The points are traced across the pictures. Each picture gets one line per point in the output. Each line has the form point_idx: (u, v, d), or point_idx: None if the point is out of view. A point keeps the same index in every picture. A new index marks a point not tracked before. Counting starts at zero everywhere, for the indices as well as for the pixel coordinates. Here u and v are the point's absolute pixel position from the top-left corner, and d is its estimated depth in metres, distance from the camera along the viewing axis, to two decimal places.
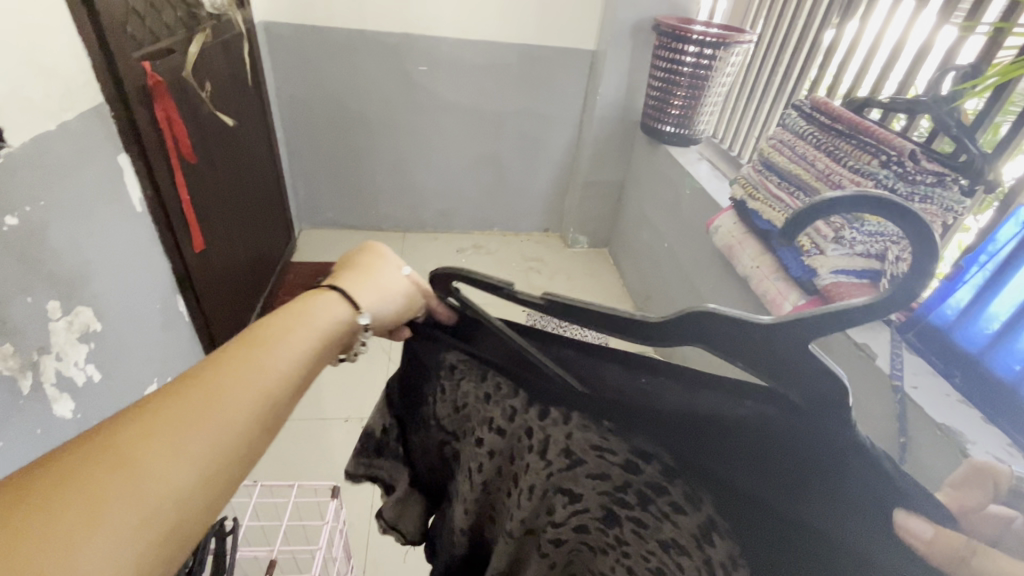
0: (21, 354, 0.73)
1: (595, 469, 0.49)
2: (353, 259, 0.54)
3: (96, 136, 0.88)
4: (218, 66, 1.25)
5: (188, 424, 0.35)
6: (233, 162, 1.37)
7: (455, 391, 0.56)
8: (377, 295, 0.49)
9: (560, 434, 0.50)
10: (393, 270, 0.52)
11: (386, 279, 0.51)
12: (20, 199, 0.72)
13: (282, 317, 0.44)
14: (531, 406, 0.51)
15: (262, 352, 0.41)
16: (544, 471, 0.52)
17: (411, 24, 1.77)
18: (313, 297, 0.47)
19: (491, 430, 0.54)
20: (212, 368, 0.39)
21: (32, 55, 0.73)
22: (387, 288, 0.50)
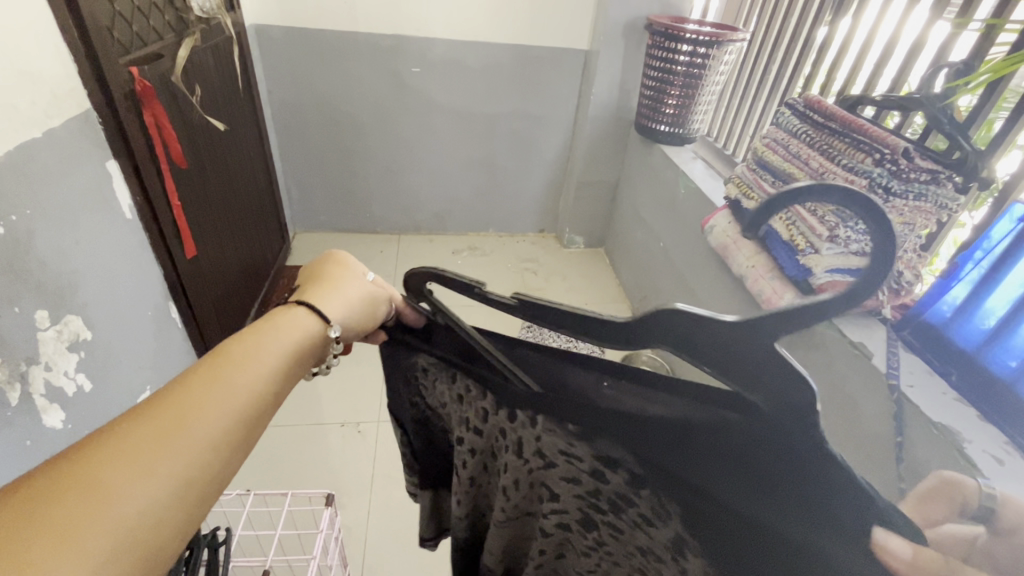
0: (10, 365, 0.72)
1: (567, 474, 0.49)
2: (320, 270, 0.54)
3: (83, 142, 0.87)
4: (208, 70, 1.24)
5: (160, 443, 0.34)
6: (225, 166, 1.36)
7: (436, 390, 0.57)
8: (345, 305, 0.50)
9: (529, 435, 0.49)
10: (357, 282, 0.52)
11: (351, 290, 0.51)
12: (5, 208, 0.71)
13: (255, 334, 0.44)
14: (500, 408, 0.50)
15: (235, 369, 0.40)
16: (520, 472, 0.52)
17: (403, 26, 1.76)
18: (283, 313, 0.47)
19: (470, 429, 0.54)
20: (183, 386, 0.38)
21: (16, 63, 0.72)
22: (353, 299, 0.50)
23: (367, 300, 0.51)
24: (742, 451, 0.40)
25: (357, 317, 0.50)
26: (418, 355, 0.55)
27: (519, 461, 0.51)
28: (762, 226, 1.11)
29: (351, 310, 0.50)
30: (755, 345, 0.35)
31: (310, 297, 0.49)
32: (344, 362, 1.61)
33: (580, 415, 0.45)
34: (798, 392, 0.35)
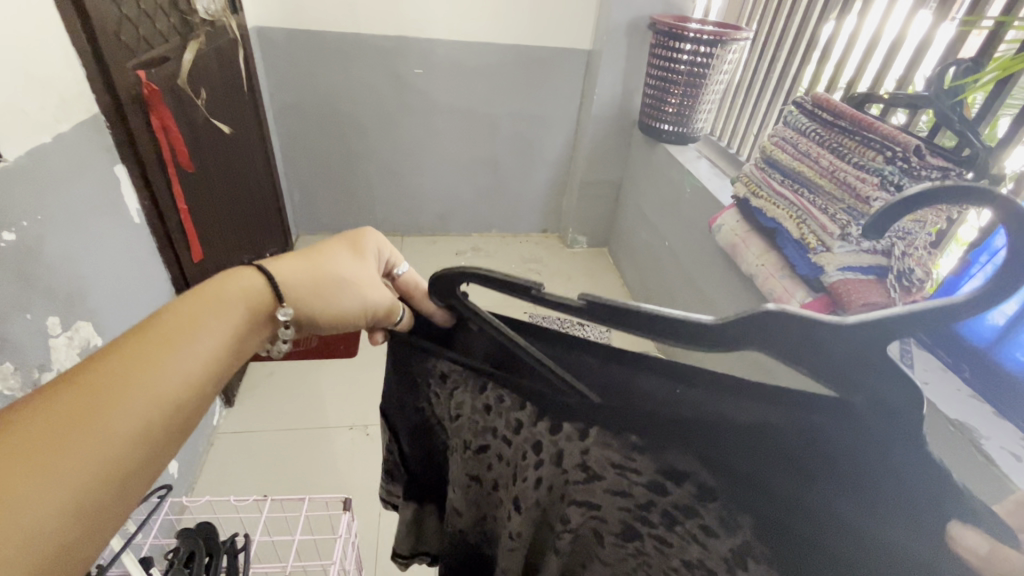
0: (23, 372, 0.72)
1: (608, 484, 0.50)
2: (320, 244, 0.51)
3: (92, 147, 0.86)
4: (213, 72, 1.23)
5: (77, 427, 0.34)
6: (230, 169, 1.35)
7: (455, 402, 0.55)
8: (315, 283, 0.48)
9: (573, 448, 0.50)
10: (353, 266, 0.50)
11: (341, 269, 0.49)
12: (17, 214, 0.70)
13: (188, 306, 0.42)
14: (540, 420, 0.50)
15: (166, 345, 0.39)
16: (558, 483, 0.53)
17: (405, 28, 1.76)
18: (233, 278, 0.45)
19: (496, 440, 0.54)
20: (102, 364, 0.37)
21: (26, 67, 0.72)
22: (339, 280, 0.49)
23: (351, 290, 0.49)
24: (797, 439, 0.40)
25: (330, 303, 0.48)
26: (438, 366, 0.53)
27: (557, 473, 0.52)
28: (772, 224, 1.11)
29: (327, 292, 0.48)
30: (829, 348, 0.36)
31: (287, 266, 0.47)
32: (351, 365, 1.60)
33: (638, 427, 0.45)
34: (865, 380, 0.36)
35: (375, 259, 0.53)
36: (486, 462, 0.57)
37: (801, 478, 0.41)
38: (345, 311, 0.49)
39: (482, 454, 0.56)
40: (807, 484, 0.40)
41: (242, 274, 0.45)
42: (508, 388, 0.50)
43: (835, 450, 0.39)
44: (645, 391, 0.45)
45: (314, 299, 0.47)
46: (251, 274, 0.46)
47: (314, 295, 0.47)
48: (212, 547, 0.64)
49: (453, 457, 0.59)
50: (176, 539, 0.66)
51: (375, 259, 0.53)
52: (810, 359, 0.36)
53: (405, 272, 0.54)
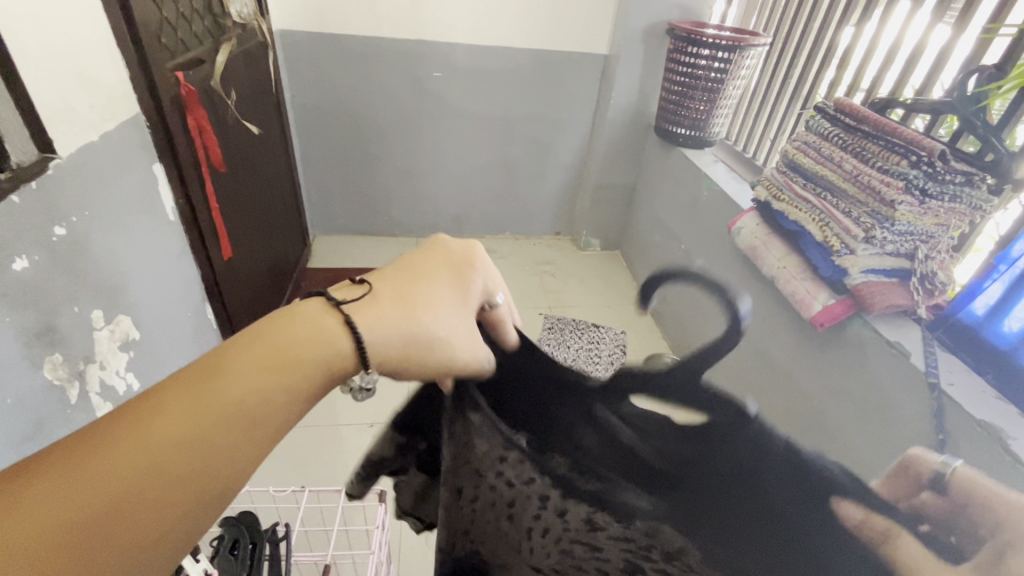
0: (70, 363, 0.74)
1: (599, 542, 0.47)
2: (421, 269, 0.43)
3: (133, 146, 0.88)
4: (243, 74, 1.25)
5: (100, 516, 0.27)
6: (256, 169, 1.38)
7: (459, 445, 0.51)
8: (406, 347, 0.39)
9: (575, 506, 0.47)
10: (453, 312, 0.42)
11: (439, 321, 0.41)
12: (67, 210, 0.73)
13: (254, 360, 0.33)
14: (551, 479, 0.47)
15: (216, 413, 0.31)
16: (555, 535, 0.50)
17: (425, 32, 1.79)
18: (315, 318, 0.37)
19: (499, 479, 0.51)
20: (144, 427, 0.30)
21: (76, 67, 0.74)
22: (430, 340, 0.41)
23: (445, 341, 0.41)
24: (743, 473, 0.39)
25: (419, 362, 0.41)
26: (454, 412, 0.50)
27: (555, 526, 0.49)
28: (795, 227, 1.12)
29: (415, 352, 0.40)
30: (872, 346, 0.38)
31: (377, 314, 0.38)
32: None
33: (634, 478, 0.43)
34: None
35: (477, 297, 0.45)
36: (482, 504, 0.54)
37: (763, 530, 0.39)
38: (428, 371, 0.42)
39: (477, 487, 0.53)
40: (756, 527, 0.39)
41: (318, 315, 0.37)
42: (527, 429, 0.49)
43: (788, 494, 0.37)
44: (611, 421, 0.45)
45: (400, 361, 0.39)
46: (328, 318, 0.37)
47: (401, 354, 0.39)
48: (254, 536, 0.66)
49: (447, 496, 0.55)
50: (219, 526, 0.68)
51: (477, 297, 0.45)
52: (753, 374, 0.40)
53: (499, 304, 0.48)
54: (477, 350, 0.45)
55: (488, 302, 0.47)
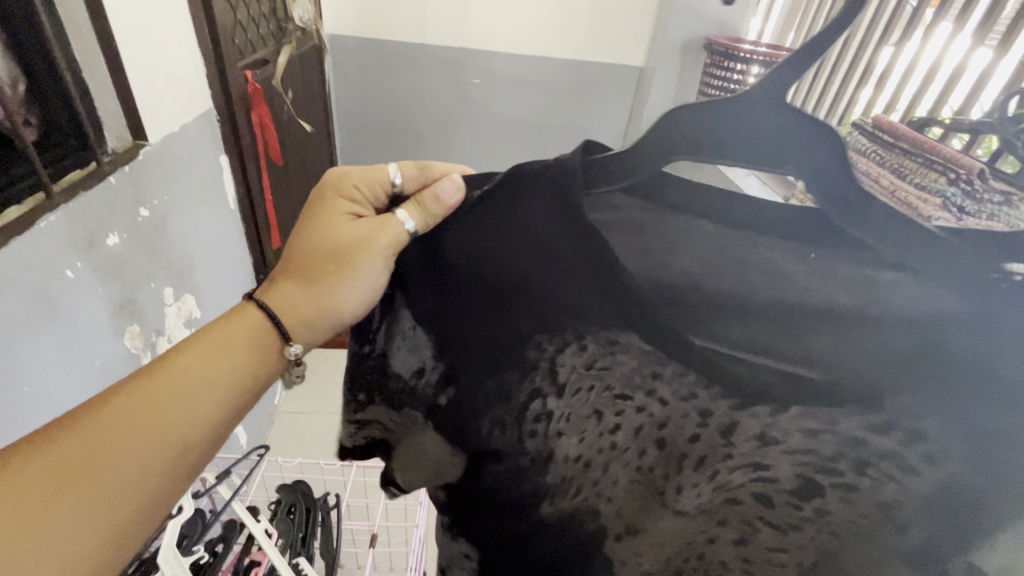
0: (145, 335, 0.80)
1: (726, 454, 0.42)
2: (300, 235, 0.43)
3: (205, 137, 0.95)
4: (299, 76, 1.32)
5: (80, 482, 0.35)
6: (305, 165, 1.44)
7: (532, 347, 0.43)
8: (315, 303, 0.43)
9: (720, 417, 0.40)
10: (336, 236, 0.42)
11: (330, 247, 0.42)
12: (150, 193, 0.79)
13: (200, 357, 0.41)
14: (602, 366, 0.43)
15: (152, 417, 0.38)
16: (677, 441, 0.43)
17: (467, 40, 1.86)
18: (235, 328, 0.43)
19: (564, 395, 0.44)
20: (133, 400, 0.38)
21: (164, 63, 0.81)
22: (322, 269, 0.42)
23: (339, 267, 0.41)
24: (869, 412, 0.36)
25: (329, 302, 0.42)
26: (523, 303, 0.42)
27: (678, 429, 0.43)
28: None
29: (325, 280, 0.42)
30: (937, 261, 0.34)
31: (283, 294, 0.44)
32: None
33: (777, 393, 0.38)
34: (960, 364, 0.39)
35: (354, 208, 0.43)
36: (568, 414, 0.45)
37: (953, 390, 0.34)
38: (352, 292, 0.42)
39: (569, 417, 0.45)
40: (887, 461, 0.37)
41: (248, 315, 0.43)
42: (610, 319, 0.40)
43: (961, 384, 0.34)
44: (695, 314, 0.41)
45: (320, 322, 0.43)
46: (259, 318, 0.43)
47: (314, 308, 0.43)
48: (309, 502, 0.70)
49: (530, 421, 0.46)
50: (277, 493, 0.73)
51: (359, 196, 0.43)
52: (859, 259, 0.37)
53: (402, 183, 0.43)
54: (378, 225, 0.41)
55: (391, 187, 0.43)
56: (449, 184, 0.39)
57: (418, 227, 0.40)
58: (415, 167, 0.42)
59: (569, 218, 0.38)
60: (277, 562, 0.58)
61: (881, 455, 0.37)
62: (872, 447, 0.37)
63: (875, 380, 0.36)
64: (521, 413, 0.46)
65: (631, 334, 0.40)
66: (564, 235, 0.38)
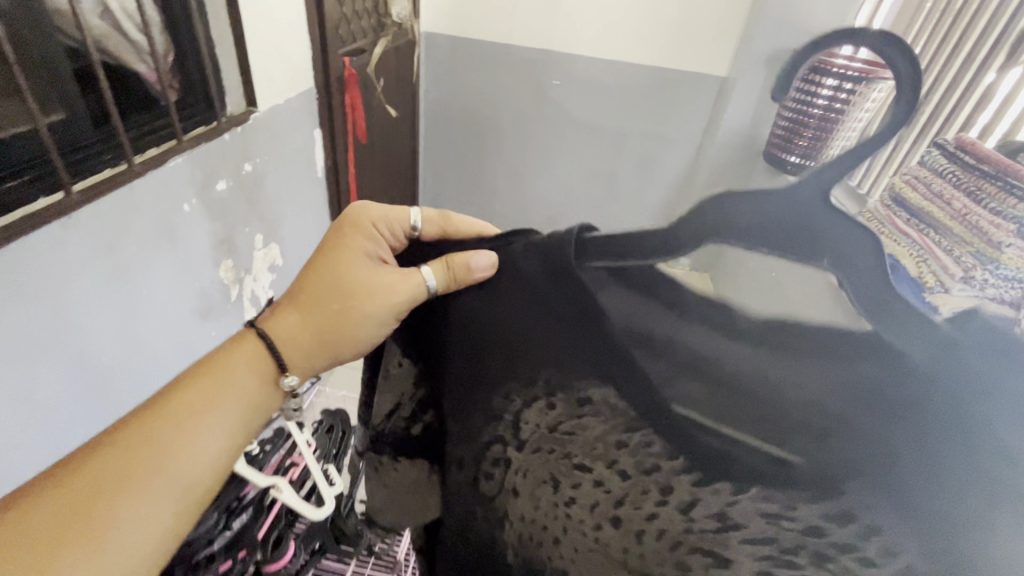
0: (236, 269, 0.95)
1: (690, 495, 0.38)
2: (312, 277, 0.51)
3: (304, 112, 1.10)
4: (392, 65, 1.46)
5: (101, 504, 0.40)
6: (388, 146, 1.59)
7: (500, 394, 0.46)
8: (318, 329, 0.50)
9: (681, 493, 0.39)
10: (350, 273, 0.50)
11: (347, 283, 0.50)
12: (254, 153, 0.95)
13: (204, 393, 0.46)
14: (565, 398, 0.44)
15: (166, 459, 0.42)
16: (633, 519, 0.41)
17: (551, 42, 1.94)
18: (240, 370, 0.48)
19: (526, 422, 0.46)
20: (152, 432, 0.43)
21: (278, 46, 0.96)
22: (329, 296, 0.50)
23: (353, 297, 0.49)
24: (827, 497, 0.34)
25: (342, 326, 0.50)
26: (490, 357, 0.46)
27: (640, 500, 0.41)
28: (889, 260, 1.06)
29: (334, 315, 0.50)
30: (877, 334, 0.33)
31: (282, 323, 0.50)
32: None
33: (743, 462, 0.36)
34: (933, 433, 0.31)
35: (374, 246, 0.51)
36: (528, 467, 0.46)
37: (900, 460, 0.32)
38: (365, 324, 0.50)
39: (537, 449, 0.46)
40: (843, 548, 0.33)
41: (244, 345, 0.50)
42: (578, 376, 0.43)
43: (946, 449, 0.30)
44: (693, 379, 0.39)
45: (333, 351, 0.51)
46: (258, 348, 0.50)
47: (316, 335, 0.50)
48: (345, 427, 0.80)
49: (487, 468, 0.48)
50: (321, 415, 0.84)
51: (376, 234, 0.51)
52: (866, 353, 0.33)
53: (424, 226, 0.51)
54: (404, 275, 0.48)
55: (410, 231, 0.51)
56: (483, 257, 0.44)
57: (439, 285, 0.47)
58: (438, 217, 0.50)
59: (537, 279, 0.43)
60: (311, 469, 0.68)
61: (837, 548, 0.33)
62: (830, 537, 0.34)
63: (833, 455, 0.34)
64: (484, 459, 0.48)
65: (610, 391, 0.42)
66: (530, 284, 0.44)
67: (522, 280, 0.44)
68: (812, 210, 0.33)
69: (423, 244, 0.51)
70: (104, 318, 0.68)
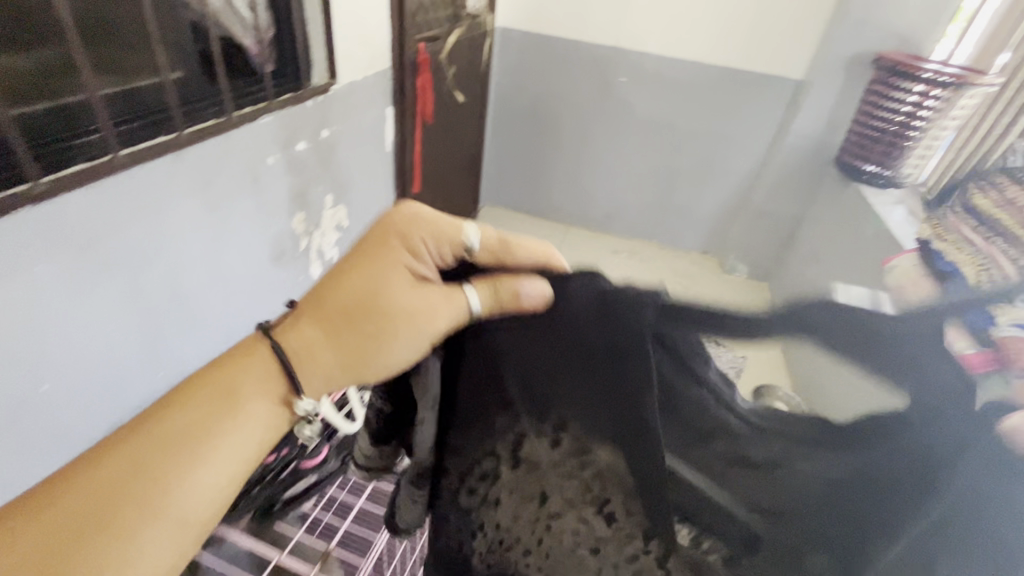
0: (307, 223, 1.08)
1: (669, 558, 0.35)
2: (329, 282, 0.39)
3: (378, 90, 1.21)
4: (463, 55, 1.56)
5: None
6: (454, 132, 1.69)
7: (497, 415, 0.42)
8: (343, 364, 0.37)
9: (659, 550, 0.35)
10: (384, 284, 0.37)
11: (381, 301, 0.37)
12: (331, 122, 1.07)
13: (181, 425, 0.32)
14: (563, 428, 0.40)
15: (121, 548, 0.29)
16: (608, 573, 0.38)
17: (622, 40, 1.97)
18: (256, 412, 0.34)
19: (516, 447, 0.41)
20: (121, 474, 0.30)
21: (361, 28, 1.08)
22: (358, 315, 0.37)
23: (393, 328, 0.37)
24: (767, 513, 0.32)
25: (366, 361, 0.38)
26: (504, 373, 0.41)
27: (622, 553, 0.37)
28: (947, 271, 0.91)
29: (363, 336, 0.37)
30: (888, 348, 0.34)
31: (300, 337, 0.37)
32: None
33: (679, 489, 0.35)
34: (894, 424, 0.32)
35: (426, 263, 0.39)
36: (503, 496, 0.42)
37: (845, 479, 0.31)
38: (396, 352, 0.38)
39: (522, 483, 0.41)
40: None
41: (257, 356, 0.36)
42: (586, 419, 0.39)
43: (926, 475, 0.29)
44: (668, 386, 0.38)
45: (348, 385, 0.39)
46: (273, 366, 0.36)
47: (340, 368, 0.37)
48: None
49: (461, 482, 0.44)
50: None
51: (426, 249, 0.39)
52: (870, 441, 0.32)
53: (479, 249, 0.40)
54: (446, 298, 0.39)
55: (466, 252, 0.41)
56: (534, 288, 0.40)
57: (482, 310, 0.40)
58: (499, 242, 0.41)
59: (586, 307, 0.40)
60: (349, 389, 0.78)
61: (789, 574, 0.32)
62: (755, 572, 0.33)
63: (812, 505, 0.32)
64: (458, 481, 0.44)
65: (611, 451, 0.38)
66: (566, 312, 0.40)
67: (569, 306, 0.40)
68: (859, 306, 0.36)
69: (475, 270, 0.42)
70: (196, 239, 0.81)
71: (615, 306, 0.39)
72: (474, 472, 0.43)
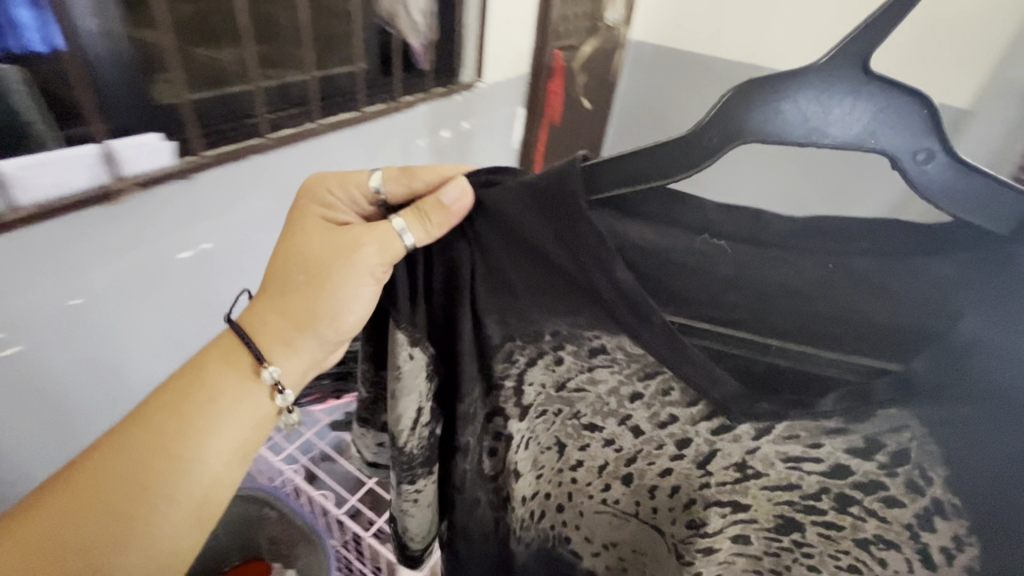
0: None
1: (708, 444, 0.51)
2: (276, 255, 0.51)
3: (515, 91, 1.35)
4: (595, 64, 1.66)
5: (112, 511, 0.45)
6: (576, 136, 1.79)
7: (505, 356, 0.53)
8: (299, 314, 0.50)
9: (698, 443, 0.52)
10: (318, 237, 0.50)
11: (310, 250, 0.49)
12: (472, 116, 1.22)
13: (176, 398, 0.48)
14: (567, 346, 0.52)
15: (159, 489, 0.46)
16: (646, 465, 0.56)
17: (757, 58, 1.91)
18: (231, 389, 0.50)
19: (534, 382, 0.55)
20: (135, 436, 0.47)
21: (507, 35, 1.22)
22: (298, 270, 0.50)
23: (329, 264, 0.48)
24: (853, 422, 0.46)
25: (316, 299, 0.49)
26: (481, 318, 0.51)
27: (653, 453, 0.55)
28: None
29: (305, 290, 0.49)
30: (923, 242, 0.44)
31: (255, 312, 0.51)
32: None
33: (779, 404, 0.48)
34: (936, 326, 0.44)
35: (337, 210, 0.51)
36: (536, 431, 0.58)
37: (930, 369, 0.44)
38: (337, 292, 0.49)
39: (558, 400, 0.56)
40: (873, 472, 0.47)
41: (223, 340, 0.51)
42: (586, 326, 0.50)
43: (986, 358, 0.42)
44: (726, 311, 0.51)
45: (315, 323, 0.50)
46: (234, 342, 0.51)
47: (294, 317, 0.50)
48: None
49: (493, 434, 0.58)
50: None
51: (332, 199, 0.51)
52: (936, 334, 0.44)
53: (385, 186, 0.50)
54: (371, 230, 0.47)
55: (374, 194, 0.51)
56: (453, 187, 0.45)
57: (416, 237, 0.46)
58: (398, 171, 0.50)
59: (538, 210, 0.45)
60: None
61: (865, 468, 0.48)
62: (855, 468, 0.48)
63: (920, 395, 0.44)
64: (488, 429, 0.58)
65: (623, 338, 0.49)
66: (527, 221, 0.45)
67: (512, 214, 0.46)
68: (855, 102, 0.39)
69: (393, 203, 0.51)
70: None
71: (549, 195, 0.44)
72: (501, 416, 0.57)
